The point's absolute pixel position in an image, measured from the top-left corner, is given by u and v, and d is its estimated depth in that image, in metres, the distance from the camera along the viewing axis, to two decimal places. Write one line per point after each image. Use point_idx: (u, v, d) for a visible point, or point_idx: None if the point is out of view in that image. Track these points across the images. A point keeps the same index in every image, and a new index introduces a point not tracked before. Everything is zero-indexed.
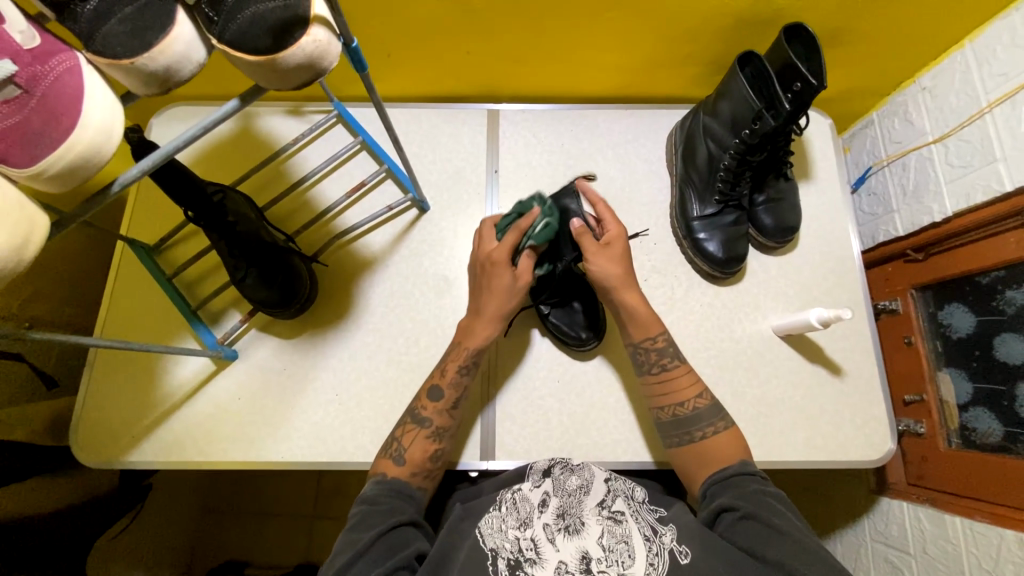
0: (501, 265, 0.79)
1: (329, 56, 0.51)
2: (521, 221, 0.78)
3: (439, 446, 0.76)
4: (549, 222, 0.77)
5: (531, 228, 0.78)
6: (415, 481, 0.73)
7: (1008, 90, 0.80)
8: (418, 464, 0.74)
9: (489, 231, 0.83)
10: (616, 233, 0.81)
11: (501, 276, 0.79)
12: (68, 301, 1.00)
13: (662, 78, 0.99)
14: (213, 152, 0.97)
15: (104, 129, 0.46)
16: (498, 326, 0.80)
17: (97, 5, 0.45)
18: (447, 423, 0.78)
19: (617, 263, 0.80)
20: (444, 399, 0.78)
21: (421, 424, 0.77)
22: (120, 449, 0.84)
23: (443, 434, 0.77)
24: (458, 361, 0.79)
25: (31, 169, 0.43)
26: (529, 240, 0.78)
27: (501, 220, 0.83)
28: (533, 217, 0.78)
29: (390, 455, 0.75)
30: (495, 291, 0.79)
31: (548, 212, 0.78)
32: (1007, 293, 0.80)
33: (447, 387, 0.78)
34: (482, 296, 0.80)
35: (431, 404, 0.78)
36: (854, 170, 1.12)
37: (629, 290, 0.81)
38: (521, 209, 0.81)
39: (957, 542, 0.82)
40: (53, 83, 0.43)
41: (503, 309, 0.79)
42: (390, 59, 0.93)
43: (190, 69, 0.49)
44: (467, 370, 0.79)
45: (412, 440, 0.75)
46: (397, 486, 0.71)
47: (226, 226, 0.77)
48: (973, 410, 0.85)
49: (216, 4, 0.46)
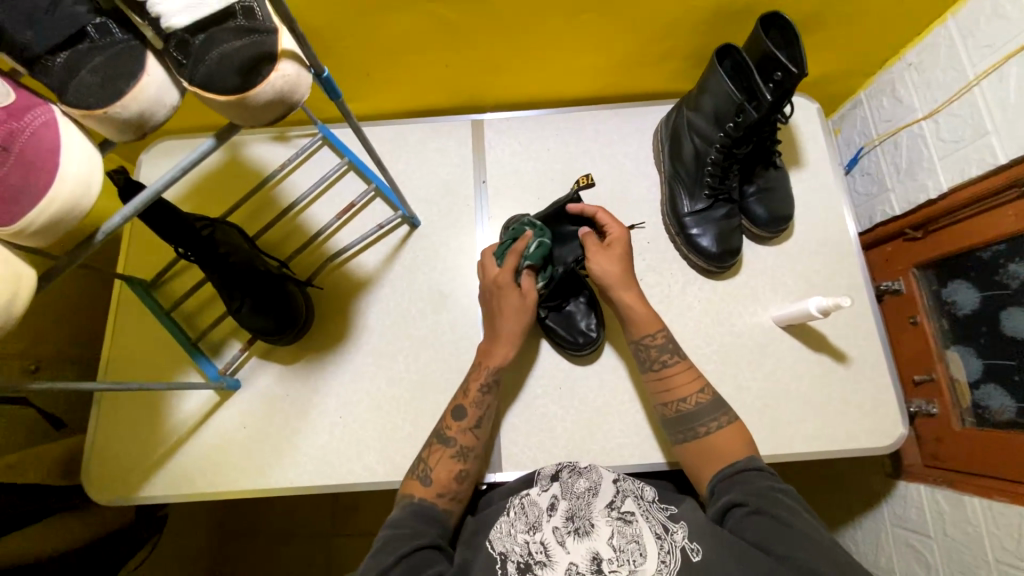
0: (507, 287, 0.82)
1: (299, 89, 0.51)
2: (516, 245, 0.83)
3: (465, 466, 0.76)
4: (541, 242, 0.83)
5: (526, 248, 0.83)
6: (441, 503, 0.72)
7: (995, 62, 0.78)
8: (444, 485, 0.74)
9: (490, 258, 0.86)
10: (617, 235, 0.85)
11: (510, 297, 0.82)
12: (70, 341, 1.01)
13: (643, 74, 0.98)
14: (202, 184, 0.98)
15: (83, 179, 0.46)
16: (516, 345, 0.82)
17: (69, 56, 0.45)
18: (472, 442, 0.78)
19: (616, 262, 0.83)
20: (468, 417, 0.79)
21: (446, 443, 0.77)
22: (131, 485, 0.85)
23: (468, 453, 0.77)
24: (480, 379, 0.80)
25: (13, 227, 0.44)
26: (526, 261, 0.83)
27: (499, 249, 0.88)
28: (527, 238, 0.83)
29: (417, 476, 0.75)
30: (509, 311, 0.82)
31: (540, 232, 0.84)
32: (1010, 266, 0.79)
33: (470, 406, 0.79)
34: (497, 318, 0.83)
35: (455, 424, 0.78)
36: (846, 151, 1.11)
37: (626, 289, 0.82)
38: (515, 234, 0.86)
39: (977, 523, 0.81)
40: (29, 138, 0.44)
41: (519, 326, 0.81)
42: (369, 79, 0.93)
43: (164, 112, 0.49)
44: (489, 388, 0.80)
45: (438, 460, 0.75)
46: (422, 507, 0.71)
47: (218, 259, 0.77)
48: (984, 387, 0.84)
49: (183, 48, 0.46)
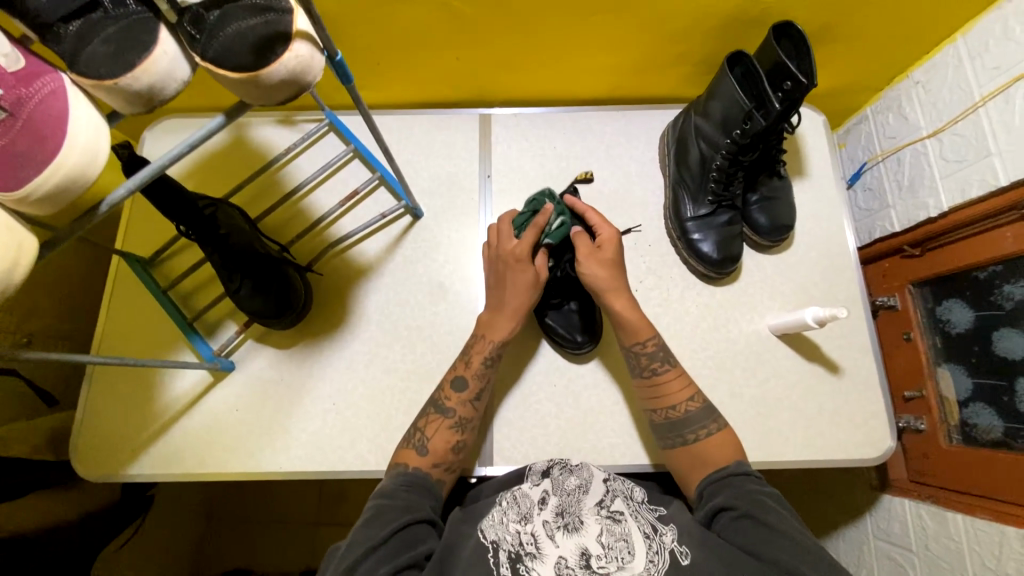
0: (524, 262, 0.81)
1: (312, 70, 0.51)
2: (538, 219, 0.82)
3: (462, 438, 0.77)
4: (563, 221, 0.83)
5: (548, 225, 0.83)
6: (435, 473, 0.74)
7: (1001, 84, 0.79)
8: (440, 456, 0.75)
9: (508, 225, 0.84)
10: (609, 237, 0.83)
11: (523, 272, 0.81)
12: (65, 316, 1.00)
13: (652, 78, 0.99)
14: (205, 164, 0.98)
15: (90, 149, 0.45)
16: (518, 320, 0.81)
17: (80, 25, 0.45)
18: (470, 414, 0.78)
19: (606, 268, 0.82)
20: (468, 390, 0.79)
21: (444, 414, 0.77)
22: (119, 463, 0.84)
23: (465, 425, 0.78)
24: (483, 352, 0.80)
25: (18, 193, 0.43)
26: (546, 238, 0.82)
27: (517, 216, 0.86)
28: (548, 214, 0.83)
29: (413, 444, 0.75)
30: (517, 286, 0.81)
31: (561, 211, 0.84)
32: (1005, 287, 0.80)
33: (472, 379, 0.79)
34: (502, 290, 0.82)
35: (455, 395, 0.78)
36: (849, 165, 1.12)
37: (618, 296, 0.81)
38: (534, 206, 0.85)
39: (959, 539, 0.82)
40: (37, 105, 0.44)
41: (524, 301, 0.81)
42: (380, 67, 0.93)
43: (175, 87, 0.48)
44: (492, 362, 0.80)
45: (436, 430, 0.76)
46: (417, 477, 0.72)
47: (218, 239, 0.77)
48: (973, 405, 0.85)
49: (197, 23, 0.47)
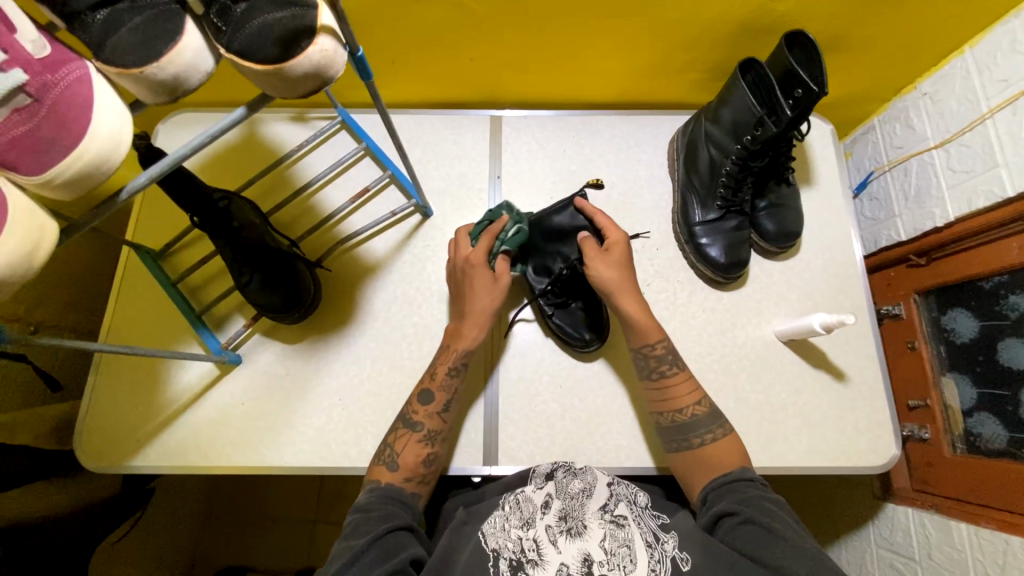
0: (480, 267, 0.81)
1: (335, 64, 0.51)
2: (493, 226, 0.84)
3: (433, 450, 0.76)
4: (519, 227, 0.85)
5: (504, 232, 0.84)
6: (409, 487, 0.73)
7: (1009, 96, 0.80)
8: (411, 470, 0.74)
9: (465, 238, 0.86)
10: (616, 240, 0.83)
11: (481, 276, 0.81)
12: (73, 305, 1.00)
13: (662, 83, 1.00)
14: (218, 158, 0.98)
15: (114, 136, 0.46)
16: (485, 328, 0.81)
17: (108, 14, 0.46)
18: (439, 426, 0.78)
19: (615, 268, 0.82)
20: (434, 401, 0.79)
21: (412, 428, 0.77)
22: (123, 453, 0.84)
23: (435, 437, 0.77)
24: (448, 362, 0.80)
25: (41, 177, 0.44)
26: (502, 246, 0.84)
27: (473, 228, 0.88)
28: (503, 222, 0.85)
29: (384, 462, 0.75)
30: (479, 291, 0.81)
31: (516, 219, 0.86)
32: (1010, 297, 0.80)
33: (437, 390, 0.79)
34: (466, 300, 0.82)
35: (422, 408, 0.78)
36: (856, 174, 1.12)
37: (626, 296, 0.81)
38: (491, 217, 0.87)
39: (963, 549, 0.82)
40: (63, 92, 0.44)
41: (488, 307, 0.81)
42: (393, 66, 0.93)
43: (198, 78, 0.49)
44: (457, 371, 0.80)
45: (405, 445, 0.76)
46: (392, 492, 0.71)
47: (231, 232, 0.78)
48: (977, 415, 0.85)
49: (224, 15, 0.47)
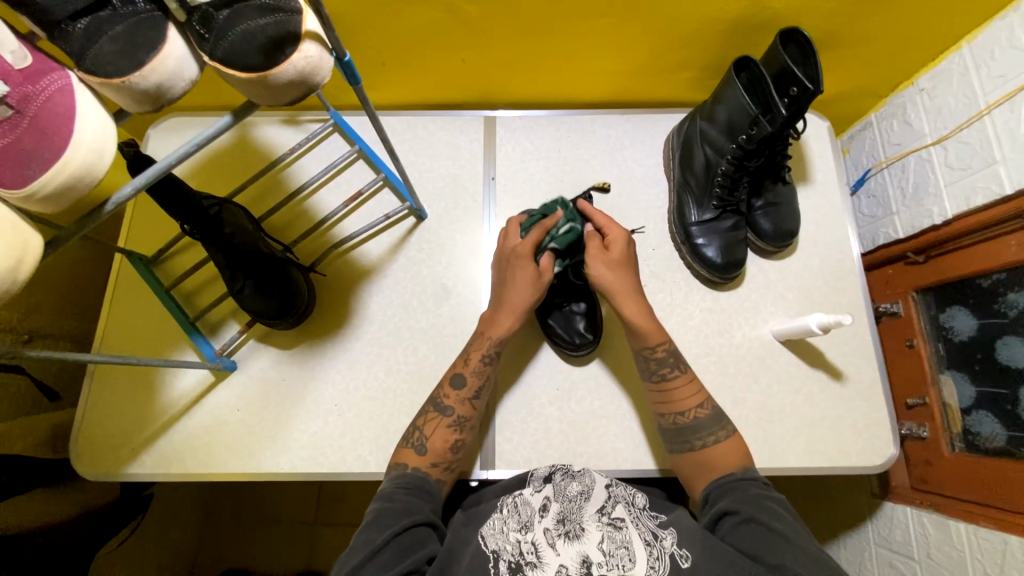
0: (525, 259, 0.80)
1: (321, 71, 0.51)
2: (546, 220, 0.81)
3: (461, 437, 0.76)
4: (572, 226, 0.80)
5: (556, 228, 0.81)
6: (434, 473, 0.74)
7: (1007, 92, 0.79)
8: (439, 455, 0.75)
9: (515, 227, 0.84)
10: (616, 237, 0.81)
11: (524, 269, 0.79)
12: (67, 313, 1.00)
13: (657, 82, 0.99)
14: (211, 163, 0.98)
15: (97, 147, 0.45)
16: (520, 318, 0.80)
17: (89, 23, 0.45)
18: (469, 413, 0.78)
19: (614, 270, 0.80)
20: (466, 387, 0.79)
21: (443, 413, 0.77)
22: (120, 460, 0.84)
23: (464, 424, 0.77)
24: (481, 350, 0.80)
25: (24, 191, 0.43)
26: (552, 241, 0.80)
27: (525, 219, 0.86)
28: (557, 217, 0.81)
29: (412, 444, 0.75)
30: (520, 284, 0.80)
31: (570, 216, 0.82)
32: (1009, 295, 0.80)
33: (470, 375, 0.79)
34: (506, 287, 0.81)
35: (454, 393, 0.78)
36: (854, 171, 1.12)
37: (628, 299, 0.79)
38: (545, 210, 0.85)
39: (962, 547, 0.82)
40: (44, 103, 0.44)
41: (525, 300, 0.80)
42: (384, 68, 0.92)
43: (182, 86, 0.48)
44: (490, 359, 0.80)
45: (435, 429, 0.76)
46: (416, 479, 0.72)
47: (222, 239, 0.77)
48: (976, 413, 0.85)
49: (207, 22, 0.47)
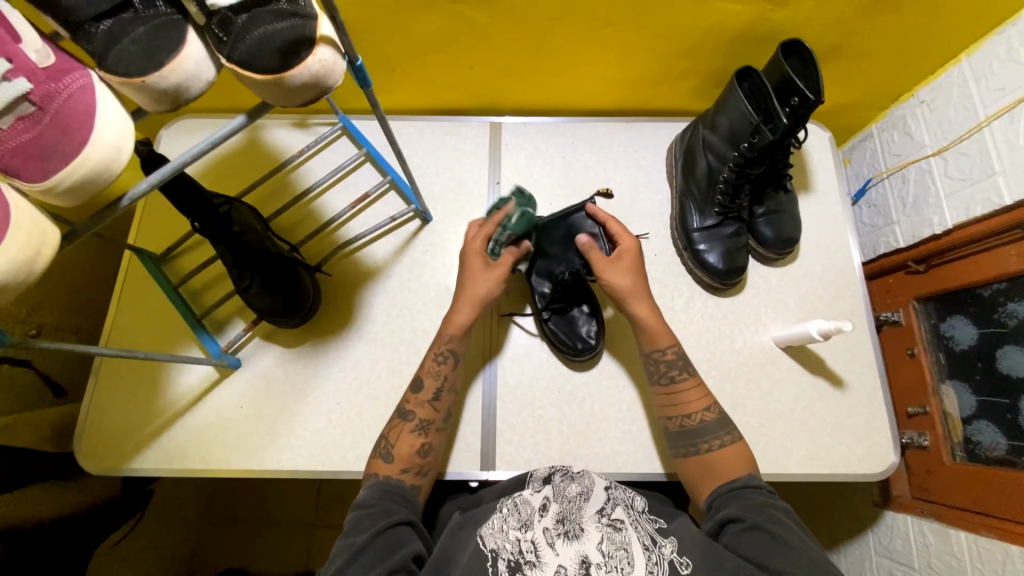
0: (476, 251, 0.83)
1: (334, 74, 0.53)
2: (496, 215, 0.84)
3: (427, 440, 0.77)
4: (522, 212, 0.82)
5: (506, 219, 0.83)
6: (406, 479, 0.74)
7: (1007, 104, 0.80)
8: (407, 460, 0.75)
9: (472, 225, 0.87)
10: (628, 247, 0.83)
11: (475, 260, 0.83)
12: (74, 308, 1.01)
13: (661, 91, 1.00)
14: (221, 164, 0.99)
15: (114, 146, 0.47)
16: (477, 308, 0.81)
17: (111, 24, 0.46)
18: (432, 415, 0.78)
19: (627, 275, 0.82)
20: (424, 390, 0.79)
21: (405, 418, 0.78)
22: (124, 456, 0.84)
23: (427, 427, 0.78)
24: (436, 350, 0.81)
25: (43, 184, 0.45)
26: (506, 232, 0.83)
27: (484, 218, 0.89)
28: (507, 209, 0.83)
29: (379, 454, 0.76)
30: (469, 277, 0.82)
31: (523, 203, 0.83)
32: (1009, 305, 0.80)
33: (427, 377, 0.80)
34: (461, 281, 0.83)
35: (413, 397, 0.79)
36: (855, 181, 1.13)
37: (638, 301, 0.81)
38: (496, 203, 0.87)
39: (962, 556, 0.81)
40: (66, 101, 0.44)
41: (481, 291, 0.81)
42: (394, 74, 0.94)
43: (199, 87, 0.50)
44: (445, 358, 0.80)
45: (399, 436, 0.76)
46: (389, 486, 0.72)
47: (231, 237, 0.79)
48: (977, 422, 0.85)
49: (225, 26, 0.48)
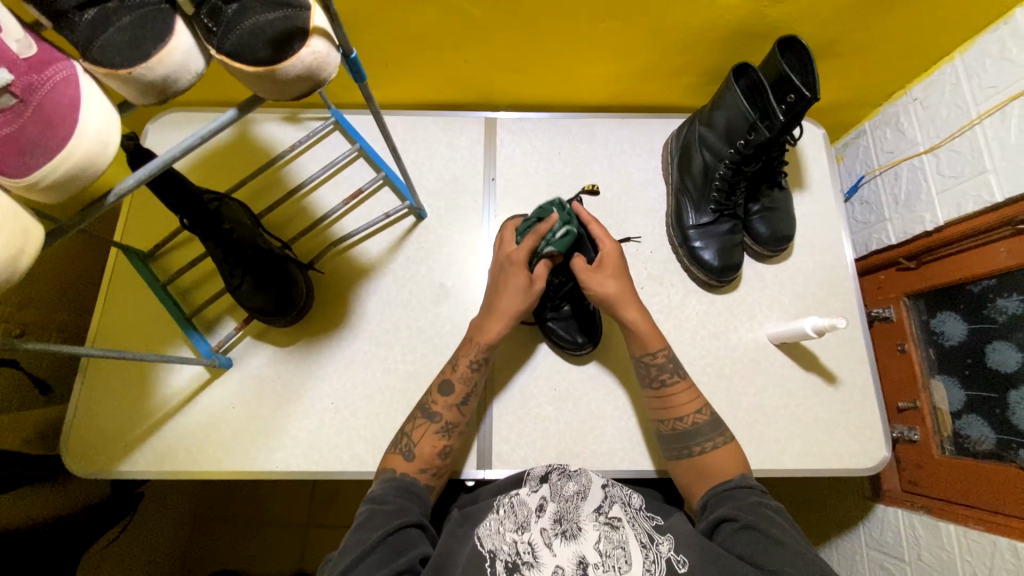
0: (518, 266, 0.80)
1: (328, 67, 0.51)
2: (540, 226, 0.79)
3: (449, 443, 0.76)
4: (568, 230, 0.78)
5: (551, 232, 0.79)
6: (423, 479, 0.74)
7: (998, 102, 0.81)
8: (427, 461, 0.75)
9: (510, 233, 0.84)
10: (609, 251, 0.81)
11: (517, 277, 0.79)
12: (59, 306, 0.99)
13: (657, 87, 1.00)
14: (210, 159, 0.97)
15: (101, 138, 0.45)
16: (509, 324, 0.80)
17: (96, 13, 0.45)
18: (457, 419, 0.78)
19: (615, 281, 0.80)
20: (454, 393, 0.79)
21: (431, 419, 0.77)
22: (113, 458, 0.83)
23: (452, 430, 0.77)
24: (470, 355, 0.80)
25: (26, 179, 0.43)
26: (547, 247, 0.79)
27: (521, 224, 0.85)
28: (552, 221, 0.79)
29: (400, 451, 0.75)
30: (511, 291, 0.80)
31: (567, 219, 0.79)
32: (998, 301, 0.81)
33: (458, 382, 0.79)
34: (496, 291, 0.81)
35: (441, 399, 0.78)
36: (847, 178, 1.14)
37: (629, 306, 0.80)
38: (540, 214, 0.82)
39: (951, 548, 0.83)
40: (49, 93, 0.43)
41: (516, 307, 0.80)
42: (388, 67, 0.93)
43: (188, 79, 0.48)
44: (478, 365, 0.80)
45: (422, 435, 0.76)
46: (405, 484, 0.71)
47: (221, 234, 0.77)
48: (965, 417, 0.86)
49: (215, 15, 0.47)
